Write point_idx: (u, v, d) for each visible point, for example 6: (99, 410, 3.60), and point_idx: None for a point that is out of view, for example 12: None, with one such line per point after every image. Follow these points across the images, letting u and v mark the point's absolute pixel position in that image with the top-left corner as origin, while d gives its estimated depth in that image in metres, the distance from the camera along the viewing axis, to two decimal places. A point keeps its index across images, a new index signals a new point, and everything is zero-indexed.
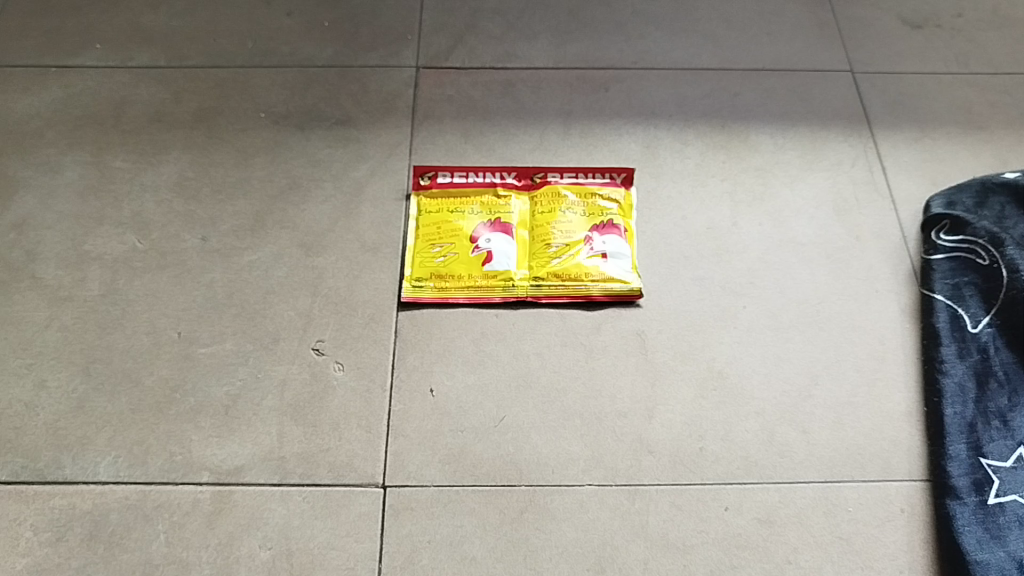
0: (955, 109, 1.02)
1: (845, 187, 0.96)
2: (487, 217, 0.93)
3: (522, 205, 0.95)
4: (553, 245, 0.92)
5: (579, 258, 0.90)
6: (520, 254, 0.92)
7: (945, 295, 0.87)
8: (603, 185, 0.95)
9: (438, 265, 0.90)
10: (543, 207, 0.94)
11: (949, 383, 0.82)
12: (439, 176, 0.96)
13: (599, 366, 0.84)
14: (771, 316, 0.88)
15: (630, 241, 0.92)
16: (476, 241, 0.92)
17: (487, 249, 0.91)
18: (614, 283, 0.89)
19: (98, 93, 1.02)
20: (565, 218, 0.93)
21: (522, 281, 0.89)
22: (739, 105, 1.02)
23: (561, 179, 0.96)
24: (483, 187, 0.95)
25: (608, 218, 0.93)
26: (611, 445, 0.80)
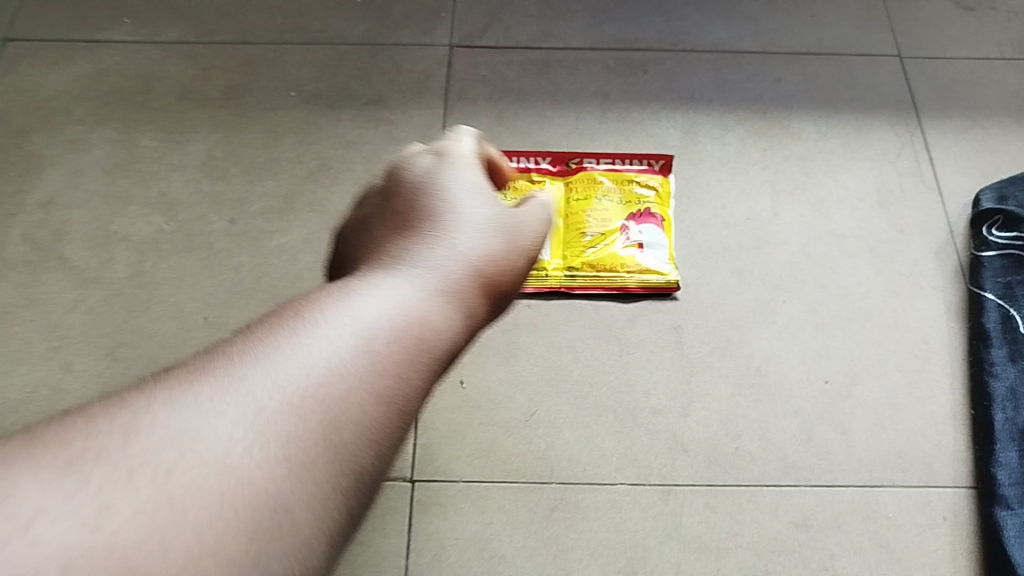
0: (1008, 96, 0.98)
1: (890, 177, 0.93)
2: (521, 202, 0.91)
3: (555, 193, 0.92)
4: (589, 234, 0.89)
5: (615, 249, 0.88)
6: (554, 244, 0.89)
7: (996, 293, 0.83)
8: (640, 173, 0.93)
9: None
10: (578, 194, 0.92)
11: (999, 387, 0.79)
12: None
13: (633, 360, 0.82)
14: (811, 312, 0.85)
15: (668, 231, 0.89)
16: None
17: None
18: (651, 275, 0.86)
19: (126, 68, 1.01)
20: (601, 206, 0.91)
21: (557, 271, 0.87)
22: (782, 90, 0.99)
23: (597, 166, 0.93)
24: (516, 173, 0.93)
25: (645, 206, 0.90)
26: (645, 443, 0.78)
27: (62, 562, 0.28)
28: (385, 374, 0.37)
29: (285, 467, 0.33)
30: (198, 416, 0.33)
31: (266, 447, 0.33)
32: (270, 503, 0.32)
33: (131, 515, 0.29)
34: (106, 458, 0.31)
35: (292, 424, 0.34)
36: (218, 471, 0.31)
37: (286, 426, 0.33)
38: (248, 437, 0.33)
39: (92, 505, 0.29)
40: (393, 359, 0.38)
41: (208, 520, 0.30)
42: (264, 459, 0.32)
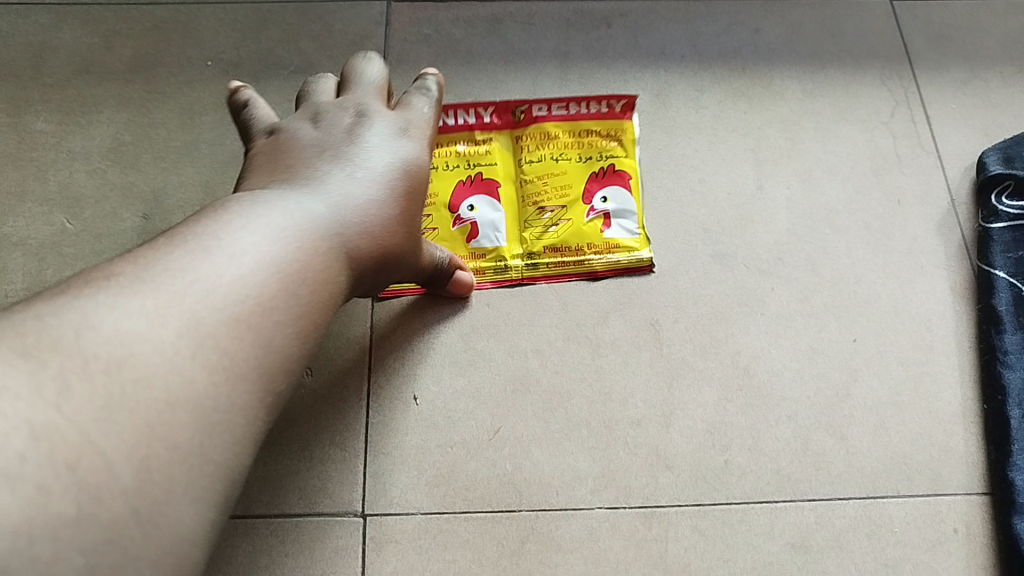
0: (1008, 43, 0.89)
1: (884, 140, 0.84)
2: (470, 174, 0.81)
3: (505, 154, 0.83)
4: (548, 207, 0.80)
5: (579, 222, 0.79)
6: (510, 221, 0.80)
7: (1008, 271, 0.75)
8: (597, 123, 0.83)
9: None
10: (532, 155, 0.82)
11: (1013, 379, 0.71)
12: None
13: (608, 364, 0.74)
14: (802, 300, 0.76)
15: (637, 193, 0.81)
16: (458, 211, 0.80)
17: (470, 220, 0.80)
18: (622, 251, 0.78)
19: (14, 37, 0.88)
20: (559, 169, 0.82)
21: (516, 255, 0.78)
22: (762, 43, 0.89)
23: (550, 117, 0.84)
24: (462, 136, 0.83)
25: (607, 164, 0.82)
26: (623, 460, 0.70)
27: (10, 461, 0.33)
28: (307, 304, 0.47)
29: (228, 378, 0.42)
30: (150, 322, 0.40)
31: (215, 356, 0.41)
32: (208, 407, 0.40)
33: (92, 417, 0.36)
34: (65, 351, 0.37)
35: (240, 333, 0.43)
36: (176, 381, 0.39)
37: (227, 348, 0.42)
38: (202, 354, 0.41)
39: (51, 394, 0.35)
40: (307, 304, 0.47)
41: (156, 422, 0.38)
42: (207, 363, 0.41)
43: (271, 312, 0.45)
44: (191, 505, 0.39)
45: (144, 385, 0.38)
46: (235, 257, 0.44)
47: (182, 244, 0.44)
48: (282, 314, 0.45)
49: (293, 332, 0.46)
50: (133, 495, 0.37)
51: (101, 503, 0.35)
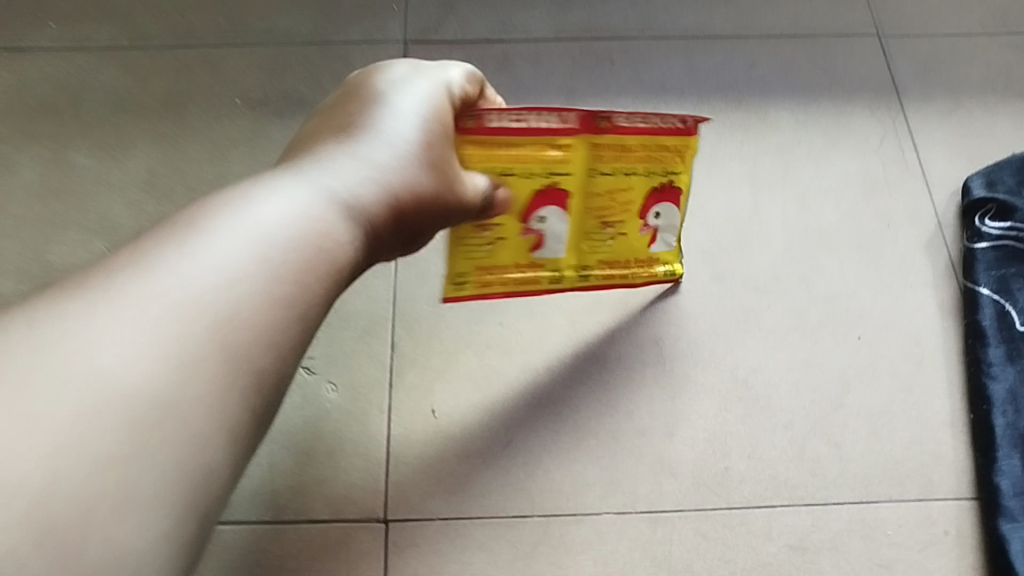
0: (991, 75, 0.94)
1: (874, 167, 0.89)
2: (549, 183, 0.66)
3: (583, 161, 0.66)
4: (611, 221, 0.72)
5: (632, 239, 0.74)
6: (573, 231, 0.71)
7: (991, 288, 0.80)
8: (671, 139, 0.67)
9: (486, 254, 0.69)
10: (607, 168, 0.67)
11: (998, 389, 0.75)
12: (478, 117, 0.60)
13: (614, 379, 0.78)
14: (797, 317, 0.81)
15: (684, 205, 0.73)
16: (529, 222, 0.68)
17: (540, 230, 0.69)
18: (658, 265, 0.79)
19: (56, 78, 0.94)
20: (626, 185, 0.69)
21: (572, 269, 0.74)
22: (757, 78, 0.94)
23: (631, 129, 0.65)
24: (541, 145, 0.63)
25: (668, 180, 0.70)
26: (630, 468, 0.74)
27: None
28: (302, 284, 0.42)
29: (185, 374, 0.36)
30: (92, 320, 0.36)
31: (169, 350, 0.36)
32: (174, 400, 0.36)
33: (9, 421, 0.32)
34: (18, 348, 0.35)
35: (203, 324, 0.38)
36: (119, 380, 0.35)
37: (186, 340, 0.37)
38: (161, 342, 0.36)
39: None
40: (287, 287, 0.42)
41: (98, 424, 0.34)
42: (168, 352, 0.36)
43: (238, 287, 0.40)
44: (167, 509, 0.35)
45: (98, 379, 0.34)
46: (208, 243, 0.40)
47: (157, 235, 0.41)
48: (252, 280, 0.40)
49: (257, 309, 0.40)
50: (137, 466, 0.34)
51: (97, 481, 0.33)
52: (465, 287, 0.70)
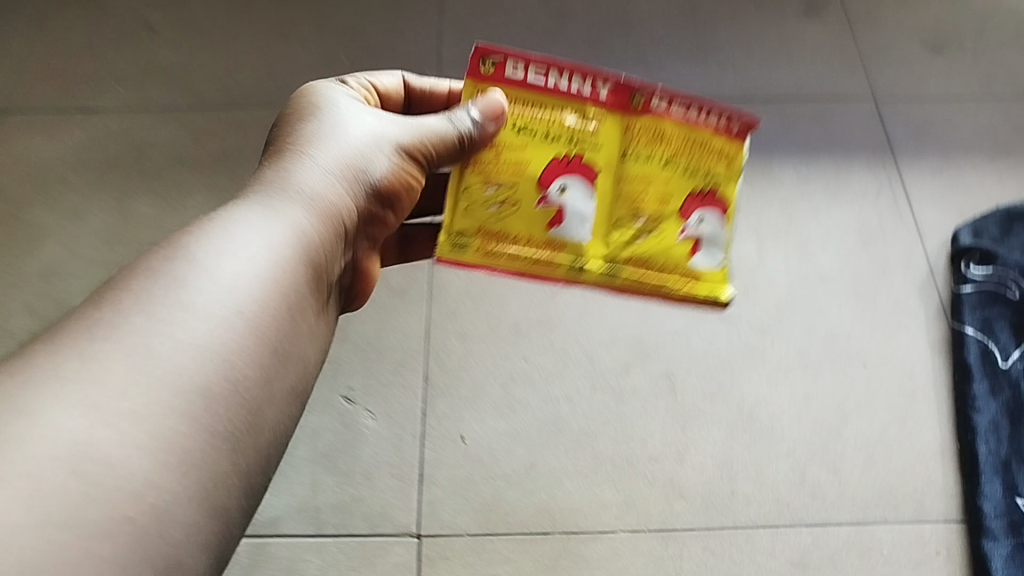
0: (979, 136, 1.01)
1: (870, 218, 0.96)
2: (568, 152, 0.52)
3: (610, 140, 0.53)
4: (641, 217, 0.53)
5: (667, 243, 0.54)
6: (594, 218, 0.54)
7: (977, 327, 0.87)
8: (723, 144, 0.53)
9: (489, 216, 0.53)
10: (641, 153, 0.53)
11: (982, 420, 0.82)
12: (498, 62, 0.52)
13: (630, 410, 0.85)
14: (799, 354, 0.88)
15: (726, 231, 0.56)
16: (546, 192, 0.52)
17: (559, 204, 0.53)
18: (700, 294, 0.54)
19: (121, 136, 1.03)
20: (663, 180, 0.53)
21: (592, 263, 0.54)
22: (763, 137, 1.02)
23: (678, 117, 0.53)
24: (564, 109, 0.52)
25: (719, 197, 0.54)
26: (643, 490, 0.81)
27: None
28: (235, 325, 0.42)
29: (136, 420, 0.36)
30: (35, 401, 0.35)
31: (118, 405, 0.36)
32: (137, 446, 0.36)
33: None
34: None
35: (144, 378, 0.37)
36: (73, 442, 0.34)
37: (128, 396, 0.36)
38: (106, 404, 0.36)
39: None
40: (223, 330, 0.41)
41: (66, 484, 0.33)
42: (116, 410, 0.36)
43: (173, 328, 0.40)
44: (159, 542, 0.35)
45: (58, 444, 0.34)
46: (129, 307, 0.40)
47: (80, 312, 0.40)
48: (183, 330, 0.40)
49: (191, 352, 0.39)
50: (137, 501, 0.35)
51: (112, 527, 0.34)
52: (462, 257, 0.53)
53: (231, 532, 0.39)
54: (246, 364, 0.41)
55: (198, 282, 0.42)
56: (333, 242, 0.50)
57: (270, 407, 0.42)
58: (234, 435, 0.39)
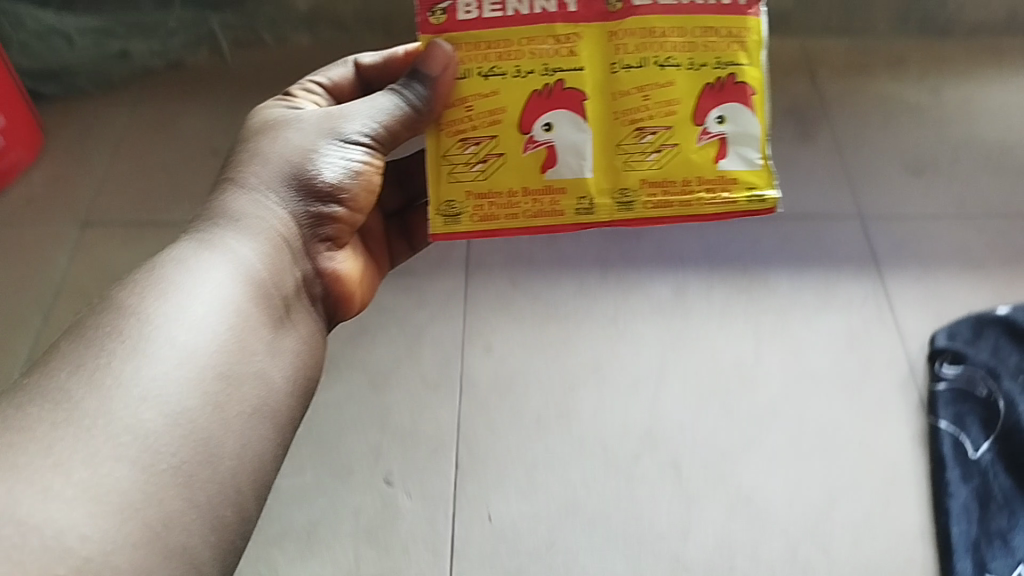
0: (955, 250, 1.13)
1: (857, 323, 1.07)
2: (547, 81, 0.64)
3: (595, 50, 0.65)
4: (650, 127, 0.65)
5: (685, 145, 0.65)
6: (598, 147, 0.66)
7: (950, 421, 0.97)
8: (718, 20, 0.63)
9: (477, 174, 0.65)
10: (630, 57, 0.64)
11: (955, 504, 0.91)
12: (449, 10, 0.63)
13: (639, 493, 0.95)
14: (792, 444, 0.98)
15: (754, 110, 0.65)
16: (530, 131, 0.65)
17: (546, 142, 0.65)
18: (739, 190, 0.66)
19: None
20: (663, 79, 0.64)
21: (607, 195, 0.66)
22: (759, 252, 1.14)
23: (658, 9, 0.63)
24: (538, 32, 0.64)
25: (726, 74, 0.64)
26: (652, 565, 0.90)
27: None
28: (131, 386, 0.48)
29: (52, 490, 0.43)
30: None
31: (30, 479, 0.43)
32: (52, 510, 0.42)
33: None
34: None
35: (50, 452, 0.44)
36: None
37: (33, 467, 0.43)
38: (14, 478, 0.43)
39: None
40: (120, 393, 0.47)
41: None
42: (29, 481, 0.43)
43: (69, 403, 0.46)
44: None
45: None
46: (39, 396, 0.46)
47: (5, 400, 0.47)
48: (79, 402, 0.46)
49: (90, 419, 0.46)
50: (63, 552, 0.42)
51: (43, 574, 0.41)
52: (459, 218, 0.66)
53: (194, 552, 0.48)
54: (176, 392, 0.49)
55: (125, 332, 0.50)
56: (271, 270, 0.59)
57: (212, 426, 0.50)
58: (177, 462, 0.47)
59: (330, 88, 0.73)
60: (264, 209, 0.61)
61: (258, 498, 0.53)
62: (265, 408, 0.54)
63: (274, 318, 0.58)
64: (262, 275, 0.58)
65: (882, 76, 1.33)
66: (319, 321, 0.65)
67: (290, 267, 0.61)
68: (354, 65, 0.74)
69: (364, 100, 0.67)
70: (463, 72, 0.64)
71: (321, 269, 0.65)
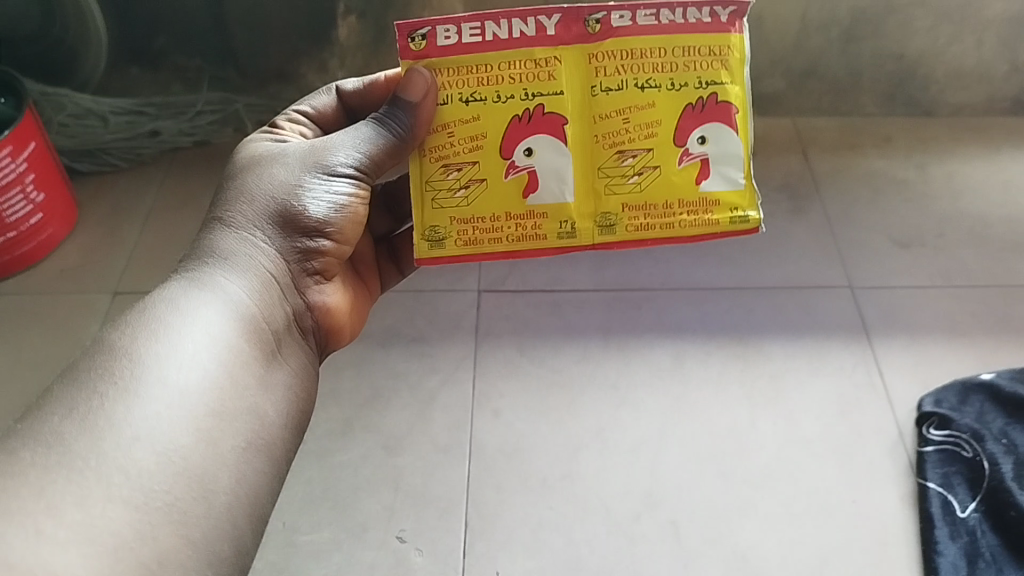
0: (940, 318, 1.19)
1: (847, 389, 1.12)
2: (527, 106, 0.66)
3: (575, 74, 0.66)
4: (631, 150, 0.67)
5: (666, 168, 0.68)
6: (580, 171, 0.68)
7: (938, 482, 1.01)
8: (698, 40, 0.65)
9: (459, 199, 0.68)
10: (610, 81, 0.66)
11: (943, 561, 0.95)
12: (430, 35, 0.65)
13: (639, 551, 0.99)
14: (785, 505, 1.02)
15: (733, 131, 0.68)
16: (512, 157, 0.67)
17: (529, 168, 0.68)
18: (721, 211, 0.69)
19: None
20: (645, 102, 0.66)
21: (589, 219, 0.69)
22: (754, 321, 1.20)
23: (637, 31, 0.65)
24: (517, 55, 0.65)
25: (707, 93, 0.66)
26: None
27: None
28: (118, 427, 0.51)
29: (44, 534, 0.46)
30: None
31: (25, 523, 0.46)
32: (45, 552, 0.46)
33: None
34: None
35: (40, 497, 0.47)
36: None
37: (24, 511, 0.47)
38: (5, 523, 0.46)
39: None
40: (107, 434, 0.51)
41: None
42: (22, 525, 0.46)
43: (59, 447, 0.50)
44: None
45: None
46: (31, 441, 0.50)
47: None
48: (68, 445, 0.50)
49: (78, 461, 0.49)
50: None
51: None
52: (444, 243, 0.69)
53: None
54: (166, 431, 0.53)
55: (116, 375, 0.54)
56: (261, 307, 0.63)
57: (203, 461, 0.54)
58: (171, 499, 0.51)
59: (314, 117, 0.76)
60: (251, 248, 0.65)
61: (256, 528, 0.56)
62: (260, 441, 0.58)
63: (262, 357, 0.61)
64: (251, 316, 0.62)
65: (870, 154, 1.40)
66: (310, 351, 0.69)
67: (278, 303, 0.65)
68: (336, 91, 0.77)
69: (348, 130, 0.70)
70: (444, 97, 0.66)
71: (310, 302, 0.69)
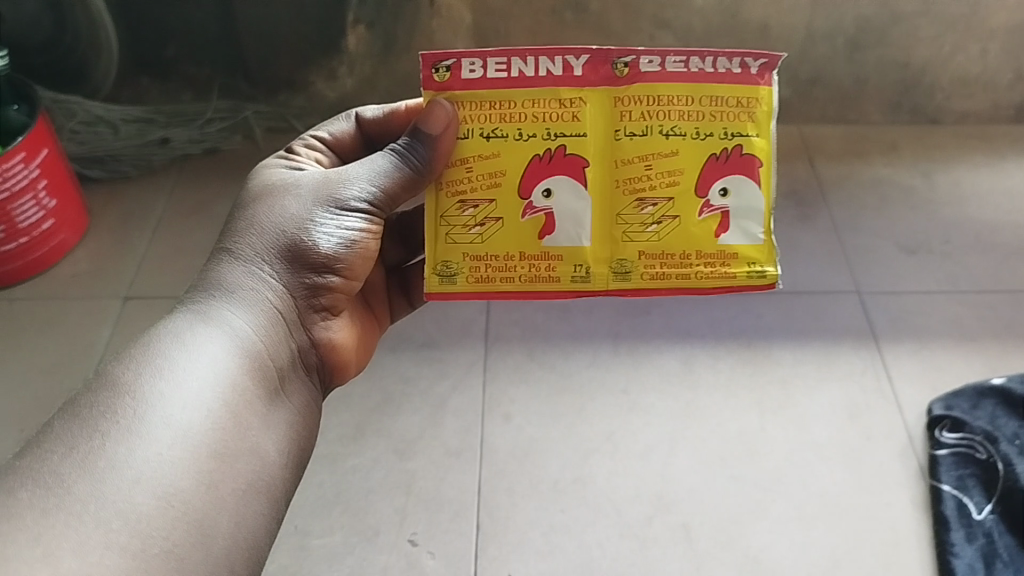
0: (948, 323, 1.19)
1: (856, 393, 1.13)
2: (549, 146, 0.66)
3: (600, 116, 0.66)
4: (651, 197, 0.67)
5: (687, 218, 0.67)
6: (598, 215, 0.68)
7: (952, 484, 1.01)
8: (726, 90, 0.65)
9: (474, 237, 0.67)
10: (634, 125, 0.66)
11: (960, 563, 0.95)
12: (454, 67, 0.65)
13: (651, 555, 0.99)
14: (796, 508, 1.03)
15: (757, 185, 0.67)
16: (530, 197, 0.67)
17: (546, 208, 0.67)
18: (740, 265, 0.68)
19: None
20: (669, 148, 0.66)
21: (604, 265, 0.68)
22: (762, 325, 1.21)
23: (665, 77, 0.65)
24: (542, 94, 0.65)
25: (731, 145, 0.66)
26: None
27: None
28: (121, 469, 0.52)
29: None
30: None
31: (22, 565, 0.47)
32: None
33: None
34: None
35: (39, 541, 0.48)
36: None
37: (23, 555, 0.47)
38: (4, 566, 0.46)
39: None
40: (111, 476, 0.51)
41: None
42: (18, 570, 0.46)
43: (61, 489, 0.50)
44: None
45: None
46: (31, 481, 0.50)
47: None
48: (69, 488, 0.50)
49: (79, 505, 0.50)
50: None
51: None
52: (454, 281, 0.68)
53: None
54: (168, 473, 0.53)
55: (120, 414, 0.54)
56: (265, 344, 0.63)
57: (204, 505, 0.54)
58: (170, 545, 0.52)
59: (331, 143, 0.76)
60: (258, 282, 0.64)
61: (254, 570, 0.57)
62: (261, 481, 0.58)
63: (266, 397, 0.62)
64: (254, 350, 0.62)
65: (875, 162, 1.41)
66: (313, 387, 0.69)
67: (285, 340, 0.65)
68: (356, 119, 0.77)
69: (363, 162, 0.69)
70: (463, 131, 0.65)
71: (317, 338, 0.69)
